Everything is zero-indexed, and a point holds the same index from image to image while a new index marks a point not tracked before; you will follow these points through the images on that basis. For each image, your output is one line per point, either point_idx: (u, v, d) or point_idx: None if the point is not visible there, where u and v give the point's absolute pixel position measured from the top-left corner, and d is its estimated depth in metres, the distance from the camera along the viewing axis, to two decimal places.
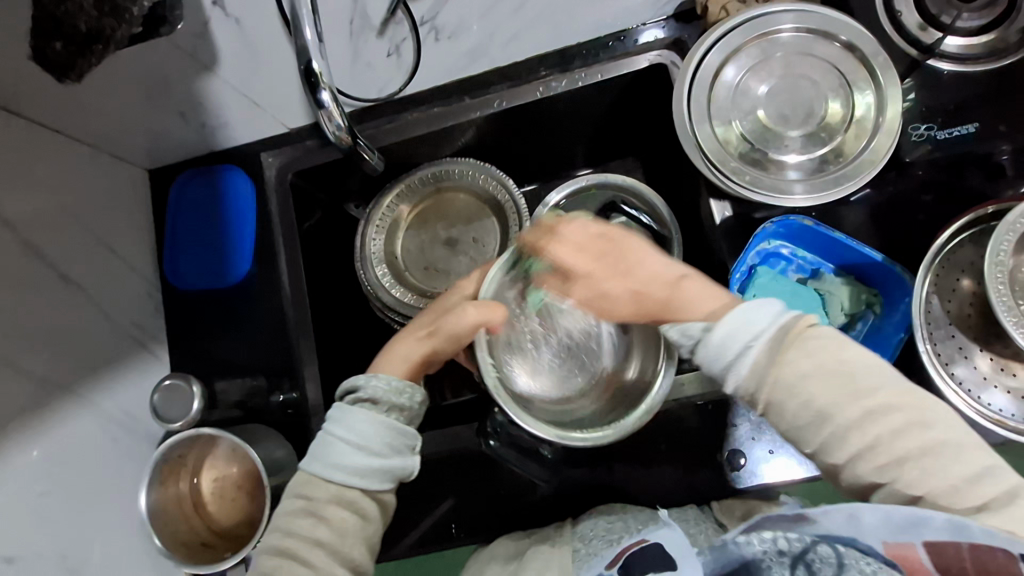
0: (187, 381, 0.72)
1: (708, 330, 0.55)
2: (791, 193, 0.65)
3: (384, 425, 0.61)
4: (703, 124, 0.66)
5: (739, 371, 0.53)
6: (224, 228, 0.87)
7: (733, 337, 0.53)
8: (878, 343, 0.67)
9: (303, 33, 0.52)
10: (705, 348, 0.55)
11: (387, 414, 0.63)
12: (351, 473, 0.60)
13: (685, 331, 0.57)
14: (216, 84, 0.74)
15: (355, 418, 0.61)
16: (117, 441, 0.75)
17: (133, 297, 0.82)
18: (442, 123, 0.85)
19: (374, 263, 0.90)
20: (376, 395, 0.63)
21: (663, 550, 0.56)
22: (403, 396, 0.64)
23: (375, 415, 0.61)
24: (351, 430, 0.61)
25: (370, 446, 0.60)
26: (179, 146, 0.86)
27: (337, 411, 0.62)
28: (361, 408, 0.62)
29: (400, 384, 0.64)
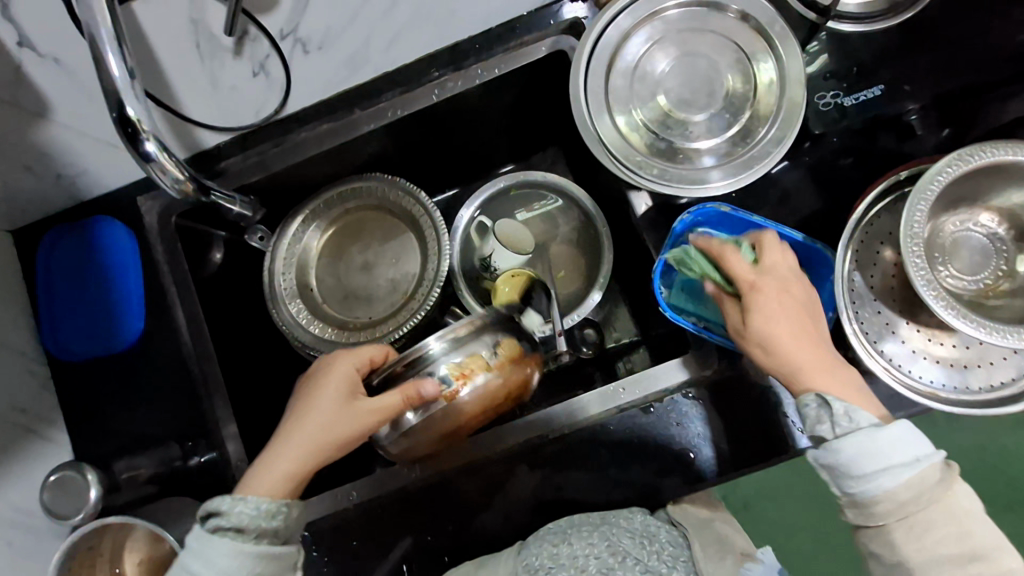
0: (80, 470, 0.64)
1: (878, 425, 0.52)
2: (704, 181, 0.61)
3: (251, 559, 0.55)
4: (603, 117, 0.61)
5: (877, 477, 0.51)
6: (109, 287, 0.78)
7: (908, 444, 0.51)
8: None
9: (109, 73, 0.43)
10: (868, 440, 0.51)
11: (257, 541, 0.56)
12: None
13: (847, 415, 0.53)
14: (59, 133, 0.65)
15: (216, 554, 0.54)
16: (14, 543, 0.67)
17: (12, 379, 0.73)
18: (335, 141, 0.78)
19: (286, 301, 0.82)
20: (242, 522, 0.55)
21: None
22: (274, 519, 0.57)
23: (239, 548, 0.54)
24: (210, 566, 0.54)
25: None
26: (41, 201, 0.77)
27: (196, 542, 0.55)
28: (220, 539, 0.55)
29: (273, 505, 0.57)
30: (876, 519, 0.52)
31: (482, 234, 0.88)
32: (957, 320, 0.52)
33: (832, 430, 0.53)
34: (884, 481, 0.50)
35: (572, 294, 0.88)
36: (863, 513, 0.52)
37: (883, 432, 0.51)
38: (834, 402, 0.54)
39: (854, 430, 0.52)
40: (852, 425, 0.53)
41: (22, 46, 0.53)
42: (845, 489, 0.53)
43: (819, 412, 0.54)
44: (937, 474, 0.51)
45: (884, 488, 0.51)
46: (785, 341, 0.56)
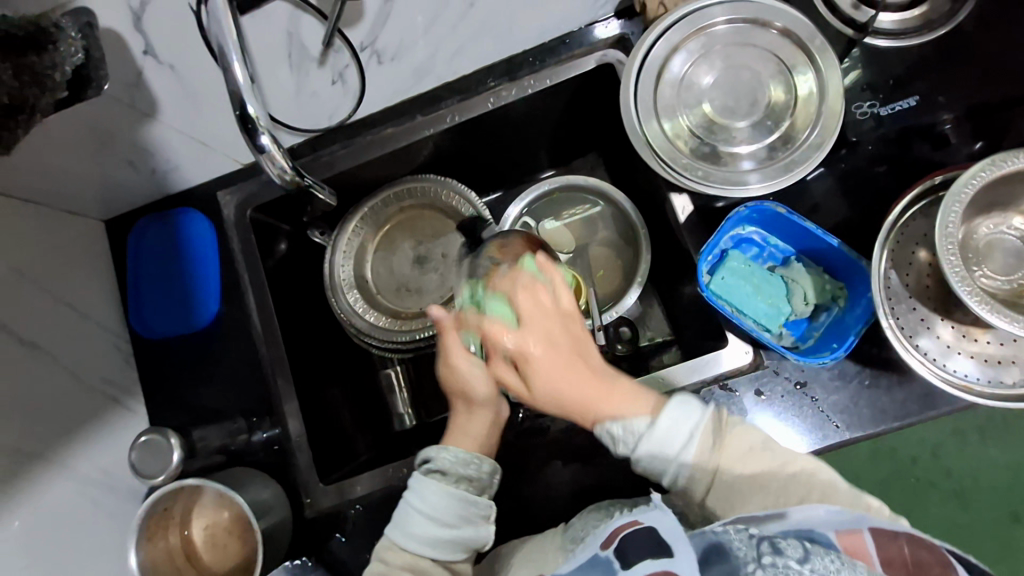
0: (164, 435, 0.70)
1: (653, 425, 0.59)
2: (746, 183, 0.65)
3: (453, 499, 0.63)
4: (651, 122, 0.67)
5: (671, 461, 0.58)
6: (188, 273, 0.87)
7: (676, 426, 0.58)
8: (838, 333, 0.67)
9: (233, 77, 0.50)
10: (648, 442, 0.59)
11: (459, 485, 0.65)
12: (423, 542, 0.63)
13: (626, 427, 0.60)
14: (161, 131, 0.73)
15: (428, 490, 0.64)
16: (98, 502, 0.74)
17: (101, 353, 0.81)
18: (397, 144, 0.84)
19: (344, 291, 0.88)
20: (446, 465, 0.65)
21: (659, 537, 0.50)
22: (470, 466, 0.66)
23: (444, 487, 0.64)
24: (424, 501, 0.64)
25: (441, 519, 0.63)
26: (133, 193, 0.85)
27: (414, 481, 0.66)
28: (432, 479, 0.65)
29: (468, 455, 0.66)
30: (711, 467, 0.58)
31: None
32: (993, 315, 0.55)
33: (627, 448, 0.60)
34: (685, 455, 0.58)
35: (611, 292, 0.93)
36: (692, 485, 0.59)
37: (659, 428, 0.58)
38: (618, 428, 0.60)
39: (637, 440, 0.59)
40: (634, 434, 0.60)
41: (146, 54, 0.61)
42: (667, 480, 0.60)
43: (609, 441, 0.61)
44: (711, 427, 0.60)
45: (694, 454, 0.58)
46: (572, 390, 0.60)
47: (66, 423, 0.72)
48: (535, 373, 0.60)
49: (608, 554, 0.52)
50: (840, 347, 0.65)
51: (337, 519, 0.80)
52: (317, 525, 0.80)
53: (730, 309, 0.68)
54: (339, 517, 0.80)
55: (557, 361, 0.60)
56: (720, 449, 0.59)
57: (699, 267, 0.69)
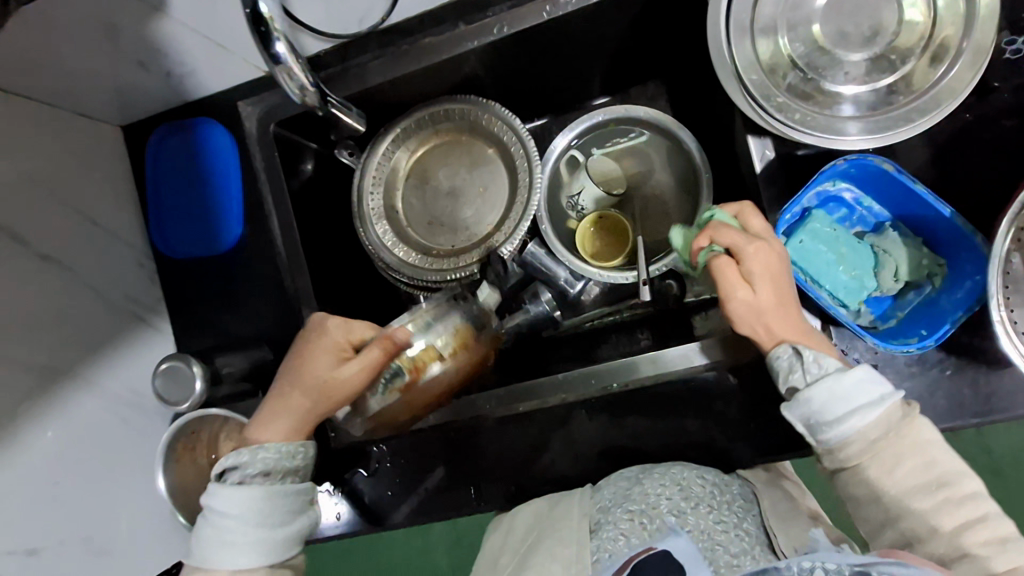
0: (186, 362, 0.68)
1: (844, 372, 0.54)
2: (849, 134, 0.54)
3: (278, 495, 0.62)
4: (744, 49, 0.55)
5: (835, 423, 0.53)
6: (210, 191, 0.81)
7: (867, 387, 0.53)
8: (927, 319, 0.58)
9: None
10: (829, 386, 0.53)
11: (283, 480, 0.64)
12: (264, 546, 0.60)
13: (815, 364, 0.55)
14: (174, 28, 0.65)
15: (248, 497, 0.60)
16: (128, 421, 0.74)
17: (124, 269, 0.78)
18: (437, 57, 0.74)
19: (373, 221, 0.82)
20: (266, 466, 0.63)
21: (674, 560, 0.54)
22: (294, 459, 0.65)
23: (266, 489, 0.61)
24: (250, 510, 0.60)
25: (275, 516, 0.61)
26: (150, 98, 0.78)
27: (221, 493, 0.60)
28: (252, 484, 0.61)
29: (291, 445, 0.65)
30: (847, 459, 0.53)
31: (572, 170, 0.86)
32: None
33: (802, 378, 0.55)
34: (853, 421, 0.52)
35: (659, 243, 0.84)
36: (840, 454, 0.54)
37: (850, 376, 0.53)
38: (805, 352, 0.55)
39: (819, 377, 0.54)
40: (821, 372, 0.55)
41: None
42: (819, 440, 0.54)
43: (790, 364, 0.56)
44: (900, 411, 0.53)
45: (858, 425, 0.52)
46: (785, 320, 0.57)
47: (90, 341, 0.70)
48: (759, 269, 0.56)
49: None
50: (930, 336, 0.57)
51: (361, 454, 0.79)
52: (340, 458, 0.79)
53: (804, 279, 0.60)
54: (364, 452, 0.79)
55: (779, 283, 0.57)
56: (893, 432, 0.52)
57: (776, 227, 0.60)
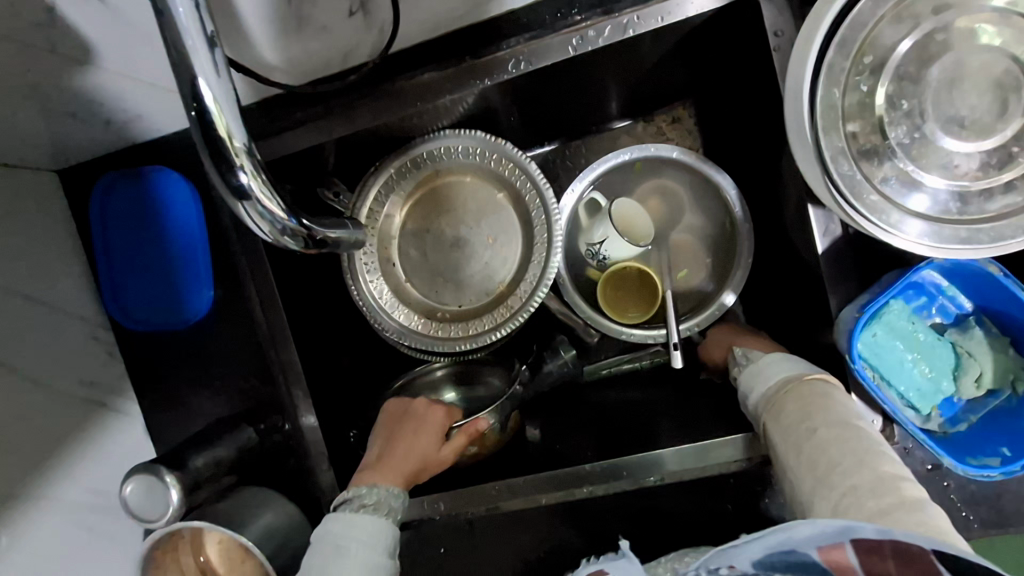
0: (157, 473, 0.58)
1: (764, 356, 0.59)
2: (949, 234, 0.45)
3: (387, 532, 0.58)
4: (830, 126, 0.45)
5: (749, 391, 0.57)
6: (173, 250, 0.69)
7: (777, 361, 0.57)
8: (1009, 433, 0.52)
9: (193, 60, 0.32)
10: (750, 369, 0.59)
11: (388, 518, 0.60)
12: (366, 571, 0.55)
13: (747, 355, 0.62)
14: (111, 78, 0.52)
15: (363, 520, 0.58)
16: (94, 527, 0.64)
17: (76, 349, 0.67)
18: (440, 97, 0.62)
19: (367, 278, 0.71)
20: (377, 500, 0.60)
21: None
22: (399, 502, 0.62)
23: (379, 521, 0.59)
24: (359, 531, 0.57)
25: (380, 546, 0.57)
26: (89, 143, 0.64)
27: (335, 518, 0.58)
28: (365, 513, 0.59)
29: (396, 491, 0.62)
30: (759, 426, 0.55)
31: (593, 215, 0.75)
32: None
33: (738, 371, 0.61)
34: (757, 389, 0.56)
35: (689, 295, 0.75)
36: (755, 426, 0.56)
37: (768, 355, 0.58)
38: (744, 355, 0.63)
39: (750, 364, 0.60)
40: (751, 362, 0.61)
41: None
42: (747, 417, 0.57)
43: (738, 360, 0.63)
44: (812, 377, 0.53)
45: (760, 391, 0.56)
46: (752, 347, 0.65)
47: (42, 448, 0.60)
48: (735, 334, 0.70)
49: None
50: (1015, 458, 0.51)
51: None
52: None
53: (872, 378, 0.53)
54: None
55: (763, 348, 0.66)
56: (788, 390, 0.53)
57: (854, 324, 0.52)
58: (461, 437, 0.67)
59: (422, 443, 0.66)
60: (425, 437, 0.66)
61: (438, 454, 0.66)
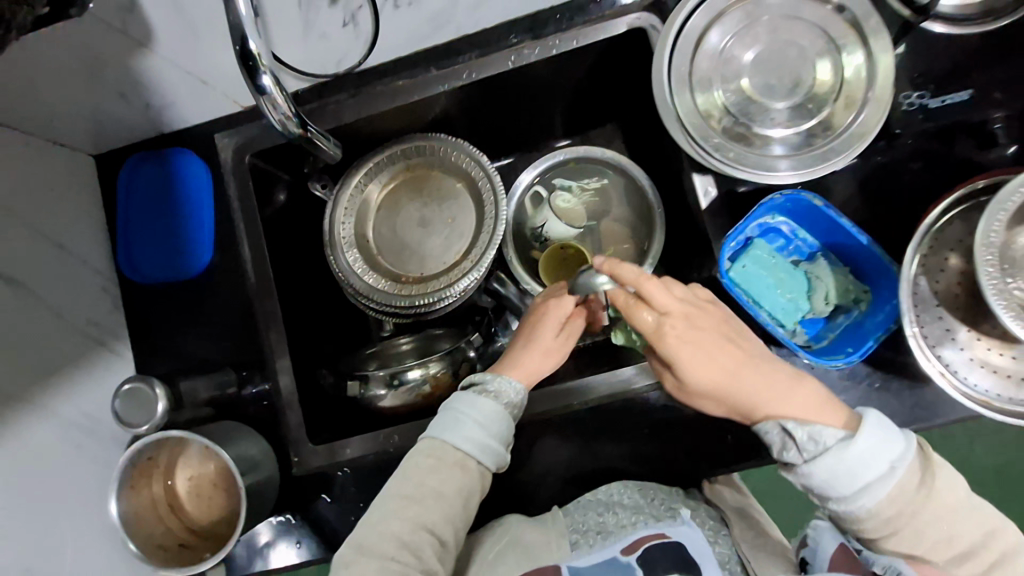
0: (149, 384, 0.69)
1: (844, 444, 0.53)
2: (775, 169, 0.61)
3: (504, 419, 0.63)
4: (684, 96, 0.63)
5: (841, 493, 0.54)
6: (182, 217, 0.83)
7: (870, 456, 0.53)
8: (854, 338, 0.64)
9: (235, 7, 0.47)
10: (834, 459, 0.53)
11: (508, 410, 0.64)
12: (476, 446, 0.62)
13: (812, 436, 0.54)
14: (158, 63, 0.69)
15: (483, 402, 0.63)
16: (81, 446, 0.72)
17: (87, 293, 0.78)
18: (409, 97, 0.79)
19: (344, 249, 0.84)
20: (500, 389, 0.65)
21: (687, 555, 0.63)
22: (519, 398, 0.65)
23: (500, 407, 0.63)
24: (478, 411, 0.63)
25: (491, 430, 0.62)
26: (126, 128, 0.80)
27: (465, 397, 0.64)
28: (485, 399, 0.63)
29: (517, 387, 0.65)
30: (869, 532, 0.55)
31: (536, 204, 0.91)
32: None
33: (800, 455, 0.55)
34: (865, 500, 0.53)
35: None
36: (867, 523, 0.54)
37: (850, 448, 0.53)
38: (794, 428, 0.55)
39: (818, 453, 0.54)
40: (819, 445, 0.54)
41: None
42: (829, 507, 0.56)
43: (781, 440, 0.56)
44: (914, 466, 0.54)
45: (870, 505, 0.53)
46: (742, 386, 0.57)
47: (49, 364, 0.69)
48: (693, 331, 0.57)
49: (630, 560, 0.63)
50: (855, 352, 0.62)
51: (323, 481, 0.79)
52: (304, 483, 0.79)
53: (746, 299, 0.65)
54: (325, 479, 0.79)
55: (705, 342, 0.57)
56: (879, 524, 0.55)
57: (720, 253, 0.66)
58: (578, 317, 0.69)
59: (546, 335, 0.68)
60: (564, 322, 0.68)
61: (575, 330, 0.69)
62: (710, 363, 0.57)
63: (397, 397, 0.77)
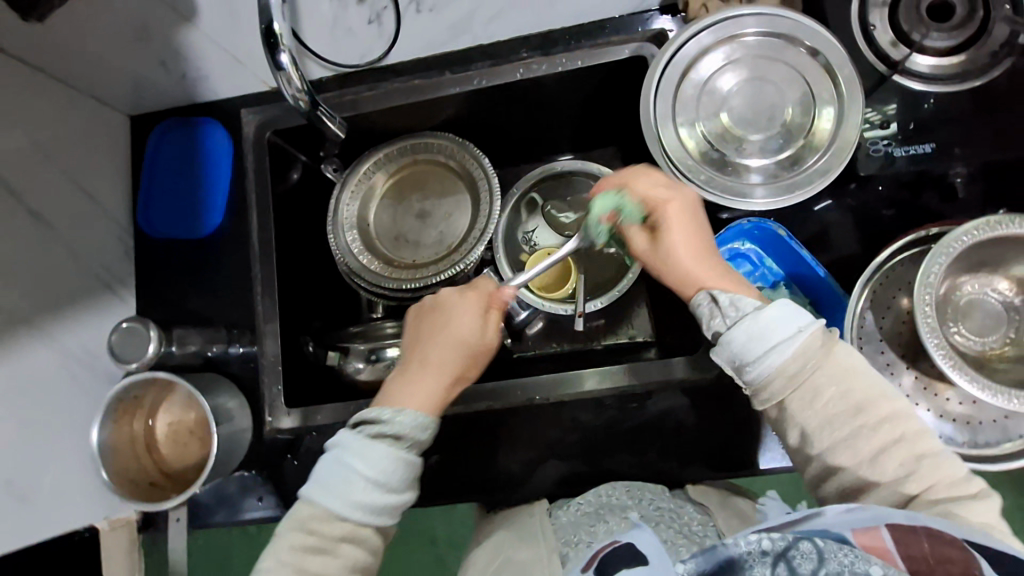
0: (144, 325, 0.75)
1: (760, 309, 0.54)
2: (747, 196, 0.65)
3: (405, 465, 0.60)
4: (666, 120, 0.68)
5: (756, 359, 0.53)
6: (200, 182, 0.89)
7: (782, 321, 0.53)
8: None
9: None
10: (749, 322, 0.54)
11: (410, 450, 0.62)
12: (368, 509, 0.58)
13: (733, 303, 0.56)
14: (199, 39, 0.76)
15: (376, 452, 0.59)
16: (74, 377, 0.77)
17: (104, 240, 0.84)
18: (421, 96, 0.85)
19: (345, 229, 0.90)
20: (400, 430, 0.61)
21: (639, 551, 0.52)
22: (424, 434, 0.63)
23: (397, 453, 0.60)
24: (371, 465, 0.59)
25: (388, 483, 0.59)
26: (162, 94, 0.87)
27: (355, 443, 0.60)
28: (382, 444, 0.60)
29: (426, 420, 0.63)
30: (765, 399, 0.54)
31: (530, 210, 0.95)
32: (954, 372, 0.53)
33: (724, 323, 0.56)
34: (774, 359, 0.52)
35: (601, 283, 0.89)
36: (772, 394, 0.53)
37: (766, 312, 0.53)
38: (721, 298, 0.57)
39: (737, 319, 0.55)
40: (740, 314, 0.55)
41: None
42: (746, 381, 0.54)
43: (710, 309, 0.57)
44: (819, 333, 0.53)
45: (776, 365, 0.52)
46: (701, 265, 0.61)
47: (58, 297, 0.75)
48: (674, 216, 0.63)
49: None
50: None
51: (293, 443, 0.83)
52: (276, 443, 0.84)
53: None
54: (296, 442, 0.83)
55: (689, 225, 0.63)
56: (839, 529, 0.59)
57: None
58: (496, 312, 0.70)
59: (467, 333, 0.68)
60: (476, 325, 0.69)
61: (485, 330, 0.69)
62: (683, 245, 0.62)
63: (372, 371, 0.81)
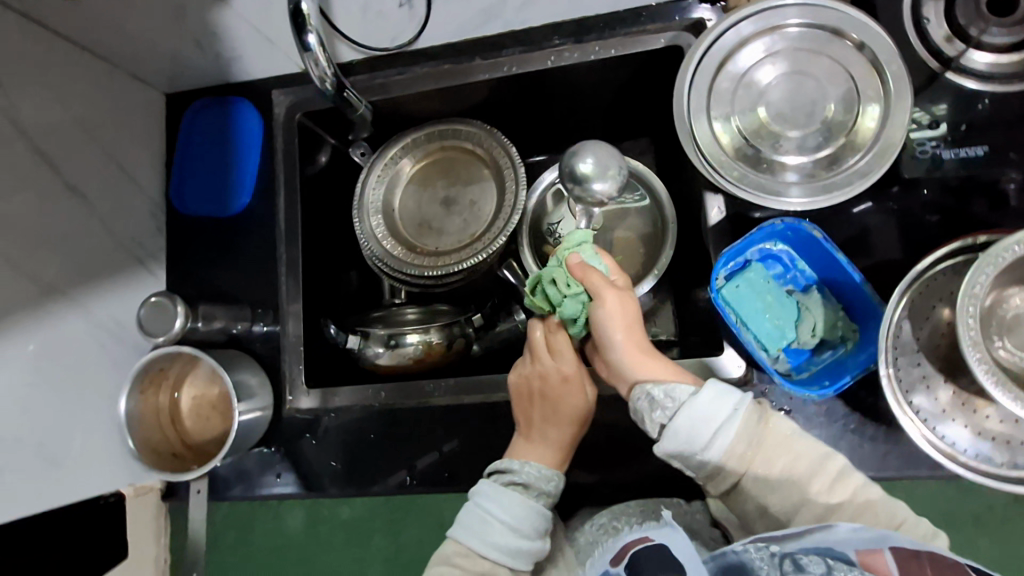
0: (172, 300, 0.77)
1: (693, 395, 0.56)
2: (782, 195, 0.63)
3: (535, 511, 0.64)
4: (700, 114, 0.66)
5: (702, 452, 0.54)
6: (230, 161, 0.91)
7: (715, 407, 0.55)
8: (833, 373, 0.66)
9: None
10: (686, 411, 0.55)
11: (539, 500, 0.66)
12: (508, 553, 0.62)
13: (669, 391, 0.57)
14: (231, 17, 0.76)
15: (512, 498, 0.64)
16: (105, 346, 0.79)
17: (137, 214, 0.86)
18: (450, 81, 0.85)
19: (370, 214, 0.90)
20: (529, 480, 0.66)
21: (670, 554, 0.46)
22: (550, 484, 0.67)
23: (528, 500, 0.64)
24: (507, 511, 0.63)
25: (523, 529, 0.63)
26: (196, 73, 0.89)
27: (490, 488, 0.65)
28: (515, 490, 0.65)
29: (549, 472, 0.67)
30: (724, 484, 0.56)
31: (557, 201, 0.93)
32: (995, 388, 0.50)
33: (664, 413, 0.57)
34: (719, 443, 0.54)
35: None
36: (720, 480, 0.55)
37: (695, 402, 0.55)
38: (656, 390, 0.58)
39: (677, 407, 0.56)
40: (677, 403, 0.57)
41: None
42: (697, 469, 0.56)
43: (647, 403, 0.58)
44: (753, 413, 0.56)
45: (723, 449, 0.54)
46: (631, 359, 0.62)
47: (91, 268, 0.78)
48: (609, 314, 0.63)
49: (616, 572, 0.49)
50: (830, 385, 0.64)
51: (311, 423, 0.85)
52: (296, 422, 0.85)
53: (733, 318, 0.67)
54: (315, 421, 0.85)
55: (624, 320, 0.63)
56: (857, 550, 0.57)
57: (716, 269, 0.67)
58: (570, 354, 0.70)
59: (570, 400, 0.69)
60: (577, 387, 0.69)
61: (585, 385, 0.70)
62: (621, 329, 0.62)
63: (390, 356, 0.82)
